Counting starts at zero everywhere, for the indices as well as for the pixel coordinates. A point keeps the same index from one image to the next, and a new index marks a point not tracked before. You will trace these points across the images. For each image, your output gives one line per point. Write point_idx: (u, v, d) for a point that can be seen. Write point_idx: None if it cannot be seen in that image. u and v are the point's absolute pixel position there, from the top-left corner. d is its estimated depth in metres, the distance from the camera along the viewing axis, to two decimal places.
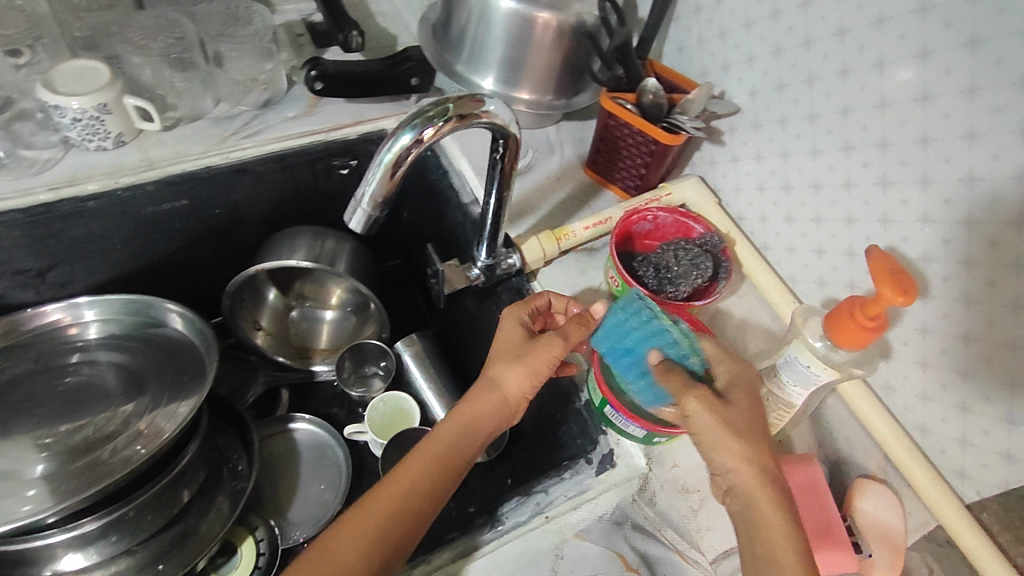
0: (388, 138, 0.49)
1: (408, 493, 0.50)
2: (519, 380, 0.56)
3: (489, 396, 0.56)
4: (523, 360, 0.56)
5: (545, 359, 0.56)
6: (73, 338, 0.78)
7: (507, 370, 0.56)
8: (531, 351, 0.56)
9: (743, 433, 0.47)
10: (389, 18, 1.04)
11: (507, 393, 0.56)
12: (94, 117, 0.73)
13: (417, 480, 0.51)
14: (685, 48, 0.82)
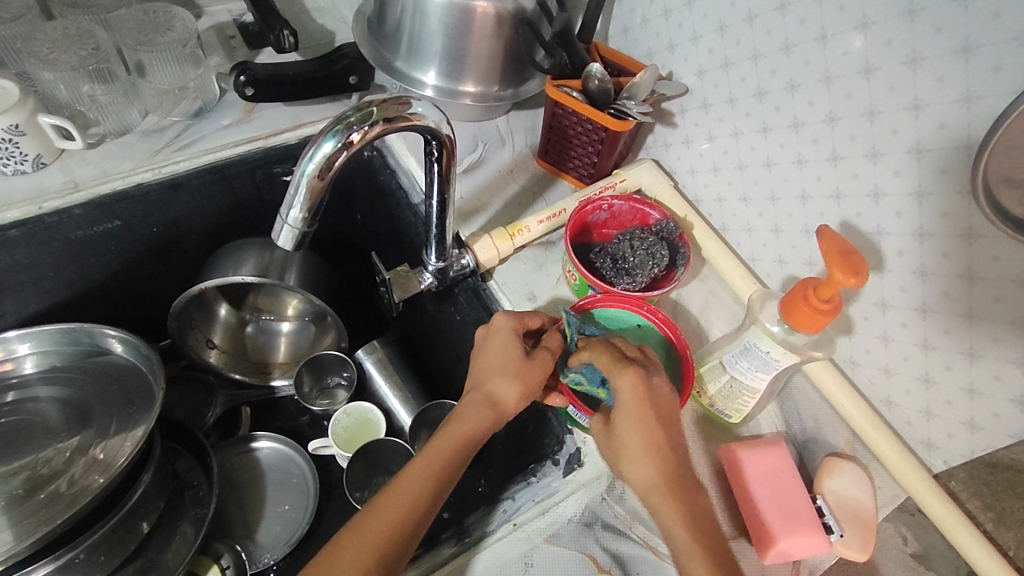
0: (309, 146, 0.45)
1: (411, 514, 0.48)
2: (514, 395, 0.54)
3: (486, 409, 0.54)
4: (519, 374, 0.55)
5: (538, 374, 0.56)
6: (8, 375, 0.72)
7: (503, 385, 0.55)
8: (528, 366, 0.55)
9: (633, 448, 0.51)
10: (324, 13, 1.00)
11: (502, 408, 0.54)
12: (6, 139, 0.68)
13: (417, 500, 0.48)
14: (629, 29, 0.80)
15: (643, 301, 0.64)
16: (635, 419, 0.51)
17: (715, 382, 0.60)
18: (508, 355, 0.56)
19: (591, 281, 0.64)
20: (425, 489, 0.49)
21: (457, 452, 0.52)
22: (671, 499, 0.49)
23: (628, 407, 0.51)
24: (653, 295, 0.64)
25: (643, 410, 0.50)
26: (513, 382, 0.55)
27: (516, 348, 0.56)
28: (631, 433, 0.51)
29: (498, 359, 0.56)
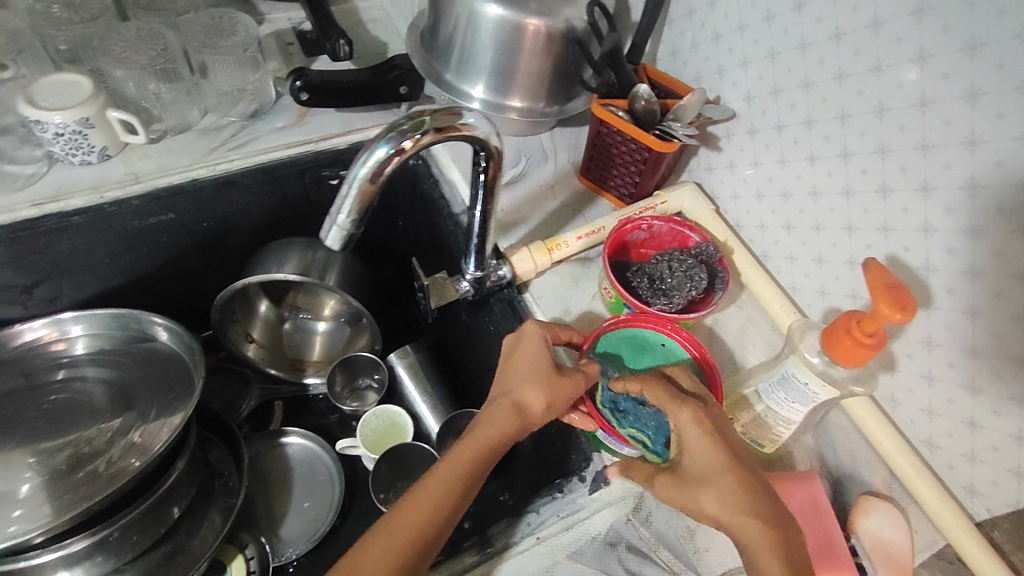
0: (363, 151, 0.47)
1: (432, 514, 0.47)
2: (541, 405, 0.53)
3: (512, 416, 0.53)
4: (547, 383, 0.54)
5: (567, 386, 0.55)
6: (58, 354, 0.75)
7: (528, 393, 0.54)
8: (557, 377, 0.54)
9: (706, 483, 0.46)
10: (379, 25, 1.03)
11: (528, 417, 0.53)
12: (77, 131, 0.72)
13: (438, 503, 0.48)
14: (679, 52, 0.80)
15: (678, 321, 0.64)
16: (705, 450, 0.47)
17: (748, 411, 0.59)
18: (536, 365, 0.56)
19: (627, 299, 0.64)
20: (447, 491, 0.48)
21: (484, 455, 0.51)
22: (767, 533, 0.43)
23: (699, 438, 0.48)
24: (689, 317, 0.64)
25: (716, 438, 0.47)
26: (541, 391, 0.54)
27: (539, 363, 0.56)
28: (705, 466, 0.47)
29: (527, 368, 0.55)
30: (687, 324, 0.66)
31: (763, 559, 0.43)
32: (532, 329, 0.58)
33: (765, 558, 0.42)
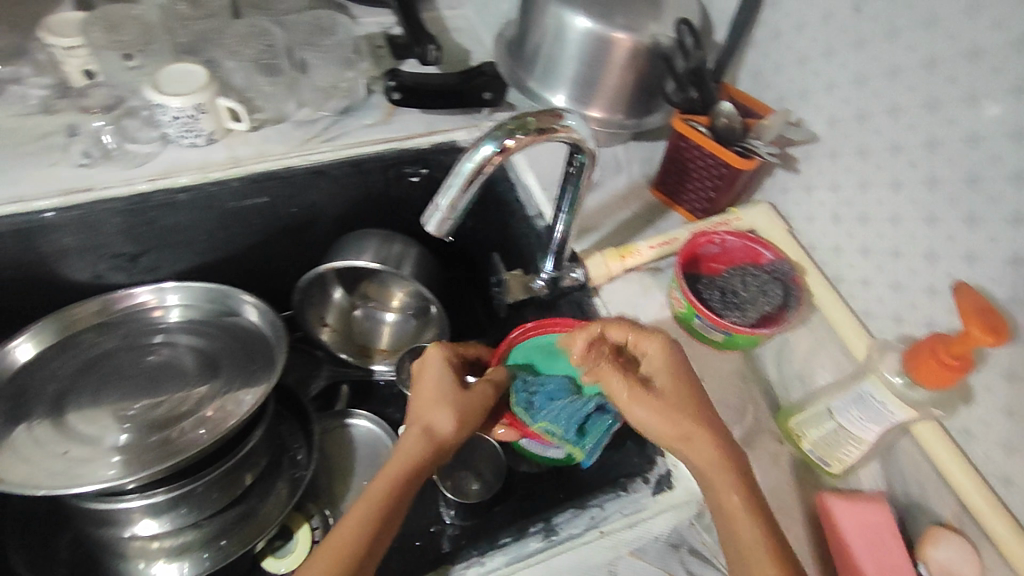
0: (470, 147, 0.50)
1: (360, 530, 0.51)
2: (451, 424, 0.59)
3: (421, 436, 0.59)
4: (446, 403, 0.60)
5: (465, 405, 0.61)
6: (157, 320, 0.82)
7: (440, 414, 0.60)
8: (449, 396, 0.61)
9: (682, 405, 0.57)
10: (463, 34, 1.07)
11: (440, 437, 0.59)
12: (191, 116, 0.78)
13: (362, 524, 0.52)
14: (761, 73, 0.80)
15: (751, 333, 0.65)
16: (674, 377, 0.58)
17: (819, 428, 0.61)
18: (433, 388, 0.62)
19: (699, 309, 0.66)
20: (371, 514, 0.52)
21: (407, 475, 0.56)
22: (734, 470, 0.54)
23: (665, 366, 0.59)
24: (762, 329, 0.65)
25: (681, 371, 0.59)
26: (450, 412, 0.60)
27: (447, 377, 0.62)
28: (668, 390, 0.58)
29: (437, 391, 0.61)
30: (757, 339, 0.67)
31: (716, 472, 0.54)
32: (437, 353, 0.65)
33: (717, 472, 0.54)
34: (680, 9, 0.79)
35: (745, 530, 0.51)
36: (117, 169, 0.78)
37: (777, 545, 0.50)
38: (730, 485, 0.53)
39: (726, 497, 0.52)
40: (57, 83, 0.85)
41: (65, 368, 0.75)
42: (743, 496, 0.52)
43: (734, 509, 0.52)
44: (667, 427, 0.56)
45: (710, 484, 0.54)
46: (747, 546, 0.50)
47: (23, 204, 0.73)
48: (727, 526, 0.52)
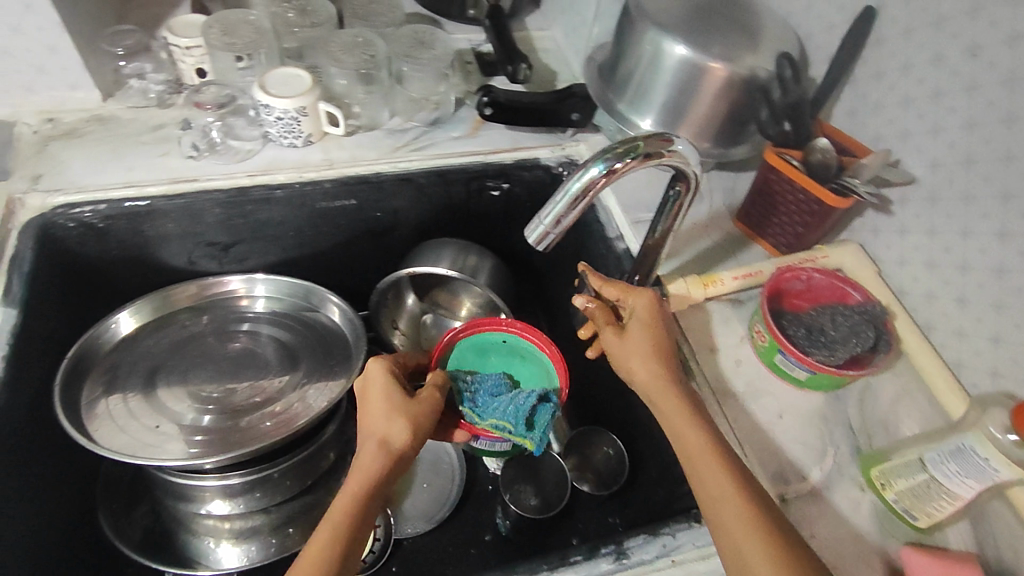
0: (579, 167, 0.52)
1: (331, 544, 0.50)
2: (406, 435, 0.56)
3: (379, 451, 0.55)
4: (401, 415, 0.57)
5: (417, 412, 0.58)
6: (243, 309, 0.86)
7: (393, 427, 0.56)
8: (400, 406, 0.57)
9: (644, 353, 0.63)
10: (551, 55, 1.09)
11: (394, 451, 0.55)
12: (294, 118, 0.82)
13: (328, 551, 0.49)
14: (858, 111, 0.77)
15: (839, 375, 0.65)
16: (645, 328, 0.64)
17: (909, 478, 0.59)
18: (382, 402, 0.58)
19: (786, 346, 0.66)
20: (336, 539, 0.50)
21: (364, 494, 0.53)
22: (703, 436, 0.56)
23: (644, 318, 0.65)
24: (851, 372, 0.64)
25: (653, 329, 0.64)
26: (403, 423, 0.57)
27: (394, 388, 0.59)
28: (643, 337, 0.64)
29: (387, 405, 0.58)
30: (843, 381, 0.67)
31: (682, 416, 0.58)
32: (377, 367, 0.61)
33: (682, 414, 0.58)
34: (780, 42, 0.78)
35: (707, 465, 0.54)
36: (222, 163, 0.82)
37: (736, 478, 0.53)
38: (699, 435, 0.57)
39: (690, 438, 0.57)
40: (172, 79, 0.90)
41: (159, 346, 0.80)
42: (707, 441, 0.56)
43: (692, 442, 0.56)
44: (642, 370, 0.62)
45: (676, 425, 0.58)
46: (708, 479, 0.53)
47: (136, 190, 0.78)
48: (690, 462, 0.56)
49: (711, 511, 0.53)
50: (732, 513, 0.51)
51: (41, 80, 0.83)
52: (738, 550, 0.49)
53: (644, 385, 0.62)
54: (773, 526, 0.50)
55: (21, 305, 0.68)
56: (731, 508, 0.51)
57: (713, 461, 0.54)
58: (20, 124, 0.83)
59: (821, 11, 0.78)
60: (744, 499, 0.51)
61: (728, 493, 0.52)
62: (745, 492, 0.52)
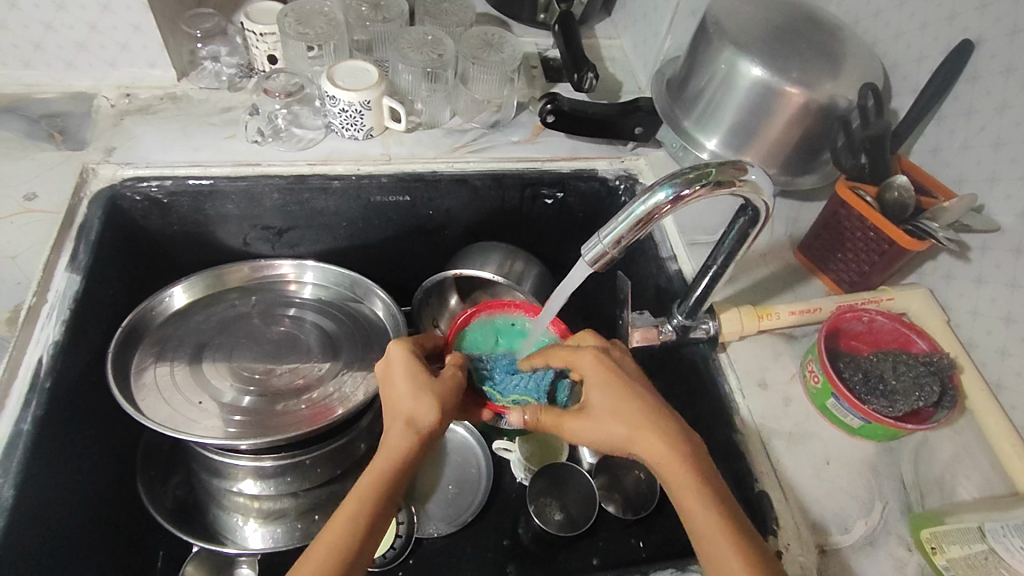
0: (645, 190, 0.52)
1: (358, 517, 0.50)
2: (433, 413, 0.56)
3: (406, 429, 0.55)
4: (428, 392, 0.57)
5: (446, 391, 0.58)
6: (291, 294, 0.87)
7: (416, 405, 0.56)
8: (429, 386, 0.57)
9: (606, 409, 0.57)
10: (617, 65, 1.07)
11: (420, 429, 0.55)
12: (357, 110, 0.83)
13: (350, 526, 0.50)
14: (943, 150, 0.73)
15: (897, 428, 0.61)
16: (600, 386, 0.58)
17: (964, 546, 0.55)
18: (406, 380, 0.58)
19: (840, 390, 0.63)
20: (363, 514, 0.51)
21: (391, 470, 0.53)
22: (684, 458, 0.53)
23: (594, 379, 0.59)
24: (911, 426, 0.61)
25: (610, 378, 0.58)
26: (429, 401, 0.56)
27: (418, 367, 0.59)
28: (594, 403, 0.58)
29: (411, 385, 0.57)
30: (900, 434, 0.63)
31: (664, 455, 0.54)
32: (397, 348, 0.60)
33: (664, 454, 0.54)
34: (864, 71, 0.75)
35: (693, 509, 0.51)
36: (284, 150, 0.84)
37: (725, 526, 0.50)
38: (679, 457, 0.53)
39: (676, 479, 0.53)
40: (244, 64, 0.93)
41: (208, 322, 0.81)
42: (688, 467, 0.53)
43: (669, 464, 0.53)
44: (605, 437, 0.57)
45: (659, 467, 0.54)
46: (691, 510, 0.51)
47: (201, 170, 0.80)
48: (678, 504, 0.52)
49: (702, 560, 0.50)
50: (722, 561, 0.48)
51: (123, 56, 0.86)
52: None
53: (613, 443, 0.56)
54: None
55: (85, 272, 0.71)
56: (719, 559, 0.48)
57: (699, 504, 0.51)
58: (100, 97, 0.86)
59: (911, 41, 0.74)
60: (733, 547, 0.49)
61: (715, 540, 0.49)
62: (736, 541, 0.49)
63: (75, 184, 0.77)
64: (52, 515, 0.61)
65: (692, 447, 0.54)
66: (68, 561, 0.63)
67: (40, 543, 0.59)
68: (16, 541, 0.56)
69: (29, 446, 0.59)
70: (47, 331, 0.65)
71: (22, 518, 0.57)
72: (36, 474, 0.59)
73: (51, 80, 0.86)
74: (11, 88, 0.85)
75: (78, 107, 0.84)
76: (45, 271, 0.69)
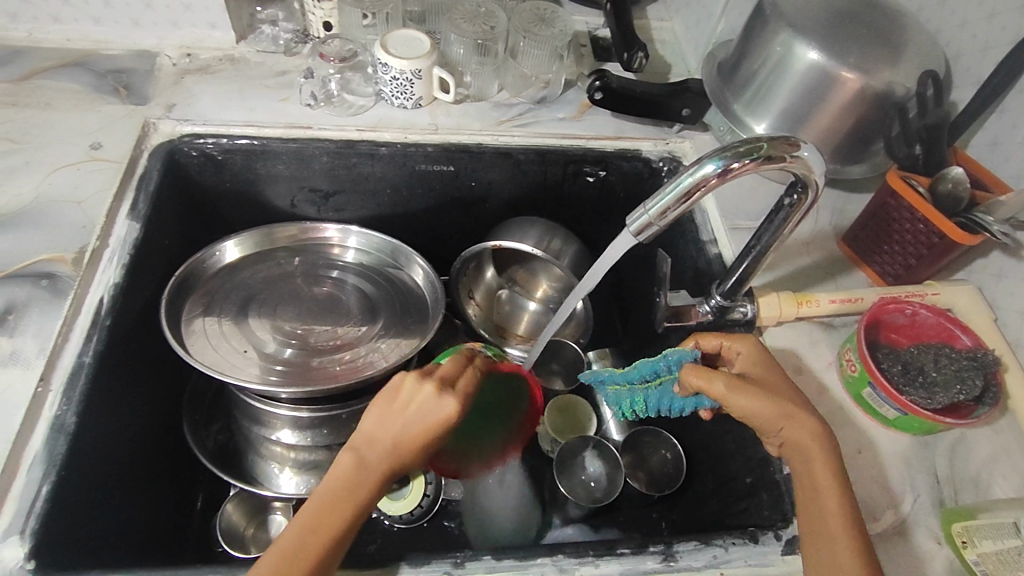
0: (693, 162, 0.52)
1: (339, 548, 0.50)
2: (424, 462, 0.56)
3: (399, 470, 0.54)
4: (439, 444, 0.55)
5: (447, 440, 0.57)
6: (334, 257, 0.89)
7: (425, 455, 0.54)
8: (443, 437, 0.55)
9: (785, 394, 0.57)
10: (667, 47, 1.06)
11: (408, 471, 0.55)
12: (408, 79, 0.84)
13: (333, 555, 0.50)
14: (1002, 144, 0.71)
15: (935, 420, 0.60)
16: (777, 374, 0.60)
17: (998, 542, 0.56)
18: (416, 431, 0.53)
19: (879, 379, 0.62)
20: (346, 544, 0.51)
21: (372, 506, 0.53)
22: (831, 463, 0.54)
23: (756, 363, 0.61)
24: (949, 420, 0.60)
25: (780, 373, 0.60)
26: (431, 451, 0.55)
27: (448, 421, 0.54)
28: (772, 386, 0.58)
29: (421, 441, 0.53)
30: (937, 427, 0.63)
31: (814, 441, 0.55)
32: (440, 395, 0.54)
33: (816, 442, 0.55)
34: (924, 58, 0.73)
35: (830, 499, 0.53)
36: (336, 115, 0.86)
37: (853, 534, 0.51)
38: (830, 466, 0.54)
39: (820, 467, 0.54)
40: (300, 30, 0.95)
41: (255, 279, 0.84)
42: (833, 470, 0.54)
43: (819, 471, 0.54)
44: (771, 408, 0.56)
45: (804, 451, 0.55)
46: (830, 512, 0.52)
47: (254, 130, 0.83)
48: (810, 490, 0.54)
49: (818, 543, 0.52)
50: (842, 553, 0.50)
51: (186, 17, 0.89)
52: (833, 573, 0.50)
53: (767, 415, 0.56)
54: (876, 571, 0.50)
55: (144, 221, 0.74)
56: (839, 546, 0.51)
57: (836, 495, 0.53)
58: (162, 56, 0.89)
59: (977, 31, 0.72)
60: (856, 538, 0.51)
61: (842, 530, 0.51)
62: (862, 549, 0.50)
63: (137, 137, 0.80)
64: (107, 447, 0.65)
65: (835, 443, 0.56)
66: (121, 492, 0.67)
67: (98, 470, 0.63)
68: (77, 465, 0.59)
69: (90, 378, 0.62)
70: (108, 274, 0.69)
71: (82, 445, 0.60)
72: (96, 406, 0.63)
73: (118, 38, 0.89)
74: (80, 44, 0.88)
75: (142, 64, 0.88)
76: (107, 217, 0.72)
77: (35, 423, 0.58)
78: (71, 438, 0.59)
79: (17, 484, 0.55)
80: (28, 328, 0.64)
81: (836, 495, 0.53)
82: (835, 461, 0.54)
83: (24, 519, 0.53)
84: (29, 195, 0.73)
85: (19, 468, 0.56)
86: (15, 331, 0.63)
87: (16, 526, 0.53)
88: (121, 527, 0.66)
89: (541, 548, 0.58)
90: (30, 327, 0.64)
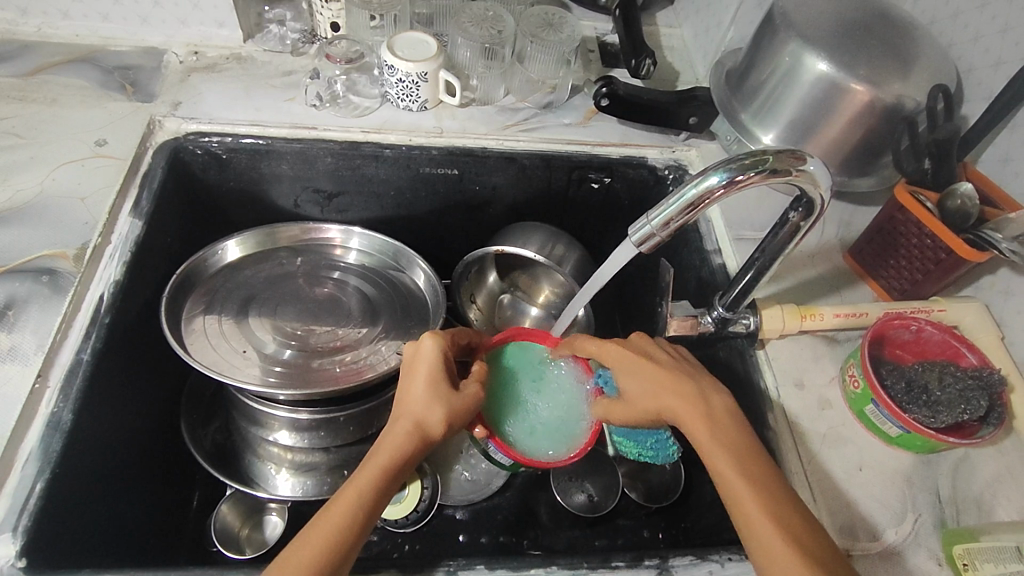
0: (696, 174, 0.51)
1: (356, 509, 0.52)
2: (441, 418, 0.57)
3: (413, 431, 0.56)
4: (447, 399, 0.58)
5: (465, 401, 0.59)
6: (336, 258, 0.89)
7: (432, 408, 0.57)
8: (451, 392, 0.59)
9: (654, 390, 0.60)
10: (676, 54, 1.05)
11: (429, 434, 0.57)
12: (414, 81, 0.84)
13: (350, 514, 0.51)
14: (1013, 159, 0.70)
15: (937, 439, 0.60)
16: (642, 367, 0.61)
17: (1000, 565, 0.55)
18: (424, 381, 0.59)
19: (880, 396, 0.62)
20: (364, 503, 0.52)
21: (393, 469, 0.55)
22: (711, 439, 0.55)
23: (622, 363, 0.62)
24: (952, 439, 0.59)
25: (648, 361, 0.62)
26: (442, 408, 0.58)
27: (439, 372, 0.60)
28: (644, 384, 0.60)
29: (428, 387, 0.59)
30: (939, 446, 0.62)
31: (691, 421, 0.57)
32: (429, 344, 0.61)
33: (691, 422, 0.57)
34: (936, 71, 0.72)
35: (727, 477, 0.53)
36: (341, 116, 0.86)
37: (764, 506, 0.50)
38: (715, 440, 0.55)
39: (707, 448, 0.55)
40: (308, 29, 0.95)
41: (256, 277, 0.84)
42: (718, 444, 0.55)
43: (708, 450, 0.55)
44: (646, 417, 0.60)
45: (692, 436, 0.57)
46: (733, 492, 0.52)
47: (260, 129, 0.83)
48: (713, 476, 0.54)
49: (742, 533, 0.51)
50: (763, 530, 0.49)
51: (194, 15, 0.89)
52: (761, 554, 0.49)
53: (655, 422, 0.60)
54: (800, 532, 0.49)
55: (147, 219, 0.74)
56: (755, 522, 0.50)
57: (734, 476, 0.53)
58: (170, 53, 0.89)
59: (990, 45, 0.71)
60: (765, 506, 0.50)
61: (749, 499, 0.51)
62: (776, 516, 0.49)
63: (142, 134, 0.80)
64: (103, 445, 0.65)
65: (716, 416, 0.57)
66: (116, 490, 0.67)
67: (92, 466, 0.63)
68: (72, 463, 0.59)
69: (88, 375, 0.62)
70: (109, 271, 0.69)
71: (78, 443, 0.60)
72: (92, 403, 0.63)
73: (126, 34, 0.89)
74: (88, 40, 0.88)
75: (149, 62, 0.88)
76: (110, 214, 0.72)
77: (31, 420, 0.58)
78: (67, 435, 0.59)
79: (11, 481, 0.55)
80: (28, 323, 0.64)
81: (728, 473, 0.53)
82: (721, 437, 0.55)
83: (17, 516, 0.53)
84: (34, 190, 0.73)
85: (13, 465, 0.56)
86: (15, 327, 0.63)
87: (9, 523, 0.53)
88: (114, 525, 0.65)
89: (535, 559, 0.58)
90: (29, 323, 0.64)
